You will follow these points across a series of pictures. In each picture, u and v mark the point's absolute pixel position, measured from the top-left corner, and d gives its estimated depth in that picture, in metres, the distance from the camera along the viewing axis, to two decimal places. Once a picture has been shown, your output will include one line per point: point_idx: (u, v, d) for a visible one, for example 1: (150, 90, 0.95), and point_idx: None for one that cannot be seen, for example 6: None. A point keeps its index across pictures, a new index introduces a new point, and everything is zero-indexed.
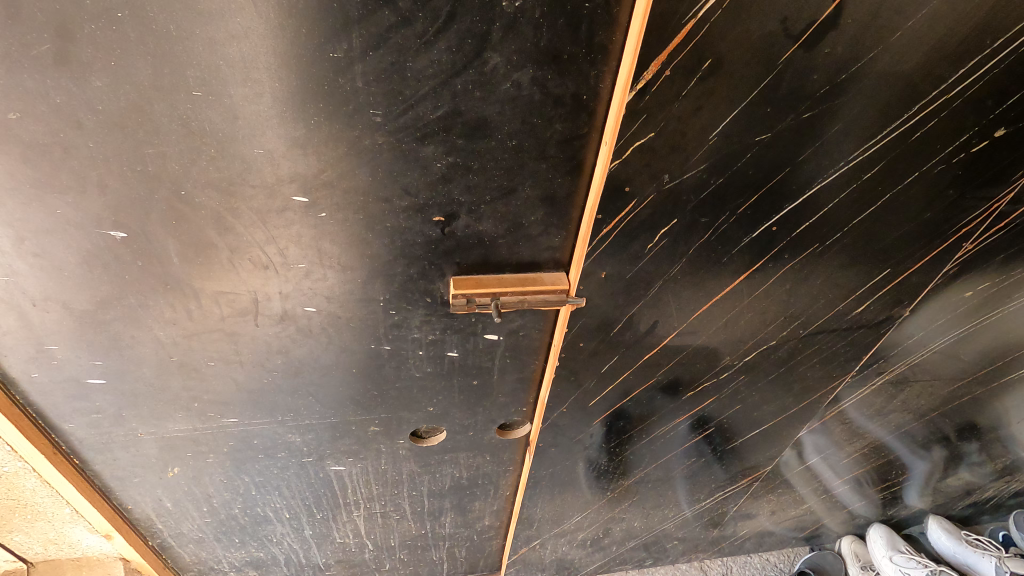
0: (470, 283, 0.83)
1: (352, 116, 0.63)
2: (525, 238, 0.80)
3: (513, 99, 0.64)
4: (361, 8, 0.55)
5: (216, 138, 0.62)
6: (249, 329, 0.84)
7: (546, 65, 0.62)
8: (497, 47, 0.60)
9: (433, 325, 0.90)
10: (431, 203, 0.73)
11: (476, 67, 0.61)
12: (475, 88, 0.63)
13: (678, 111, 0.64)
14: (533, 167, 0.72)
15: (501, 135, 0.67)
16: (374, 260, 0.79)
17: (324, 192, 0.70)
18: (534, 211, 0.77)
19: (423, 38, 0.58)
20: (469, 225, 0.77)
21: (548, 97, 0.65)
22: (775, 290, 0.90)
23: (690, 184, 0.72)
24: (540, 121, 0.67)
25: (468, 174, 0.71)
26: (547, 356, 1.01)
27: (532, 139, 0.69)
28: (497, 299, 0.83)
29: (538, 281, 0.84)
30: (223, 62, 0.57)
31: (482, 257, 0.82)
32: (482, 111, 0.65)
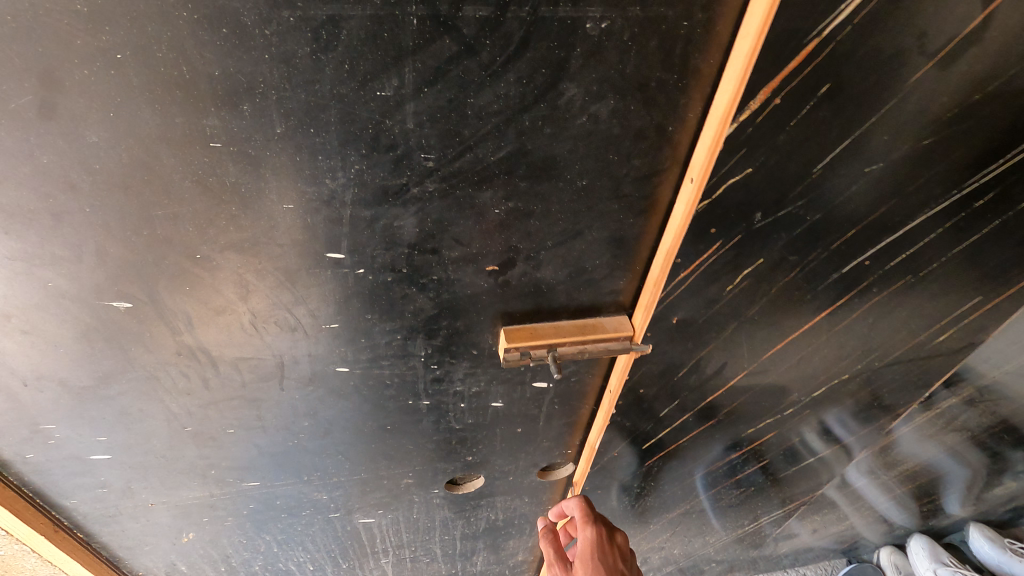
0: (524, 333, 0.73)
1: (400, 162, 0.53)
2: (587, 282, 0.71)
3: (588, 134, 0.54)
4: (416, 38, 0.45)
5: (238, 194, 0.52)
6: (273, 393, 0.74)
7: (630, 95, 0.52)
8: (575, 77, 0.50)
9: (478, 376, 0.81)
10: (484, 252, 0.63)
11: (548, 100, 0.51)
12: (545, 124, 0.53)
13: (784, 142, 0.55)
14: (603, 207, 0.62)
15: (570, 175, 0.58)
16: (417, 314, 0.69)
17: (362, 247, 0.60)
18: (600, 254, 0.67)
19: (488, 69, 0.48)
20: (526, 272, 0.67)
21: (629, 131, 0.55)
22: (857, 325, 0.81)
23: (783, 221, 0.63)
24: (616, 158, 0.57)
25: (529, 218, 0.61)
26: (598, 400, 0.92)
27: (605, 177, 0.59)
28: (556, 350, 0.74)
29: (599, 328, 0.75)
30: (247, 107, 0.46)
31: (537, 304, 0.72)
32: (551, 149, 0.55)
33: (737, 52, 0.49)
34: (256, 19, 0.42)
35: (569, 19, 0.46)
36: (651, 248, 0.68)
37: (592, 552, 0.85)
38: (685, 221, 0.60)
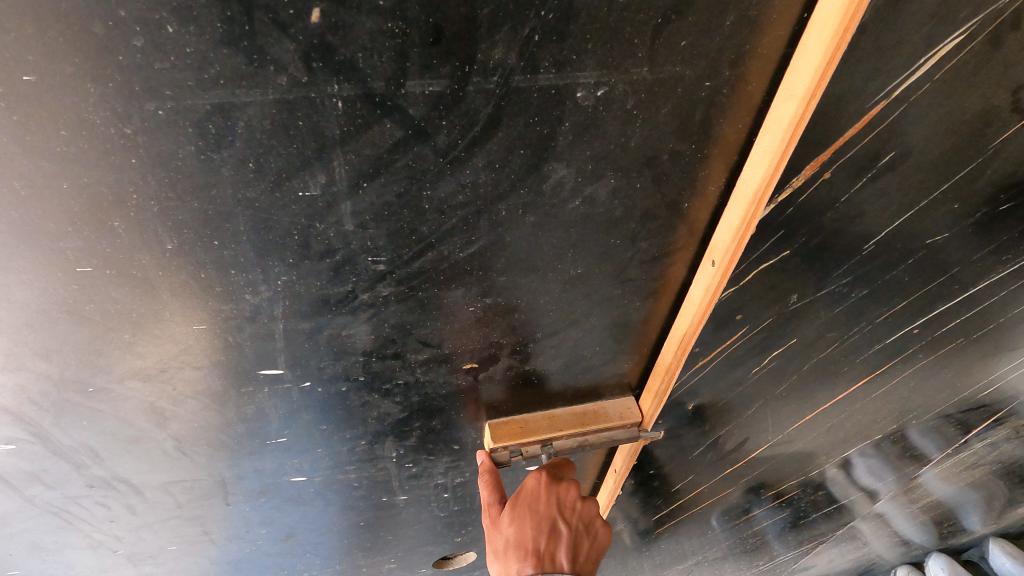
0: (512, 429, 0.62)
1: (341, 267, 0.41)
2: (585, 368, 0.59)
3: (582, 219, 0.42)
4: (344, 124, 0.32)
5: (130, 318, 0.40)
6: (217, 509, 0.62)
7: (634, 172, 0.40)
8: (564, 156, 0.38)
9: (462, 468, 0.69)
10: (461, 351, 0.51)
11: (530, 185, 0.39)
12: (528, 211, 0.41)
13: (830, 220, 0.43)
14: (605, 294, 0.50)
15: (562, 263, 0.46)
16: (383, 419, 0.57)
17: (306, 360, 0.47)
18: (601, 341, 0.56)
19: (447, 155, 0.36)
20: (512, 366, 0.55)
21: (633, 213, 0.43)
22: (898, 390, 0.70)
23: (823, 299, 0.51)
24: (618, 242, 0.45)
25: (512, 313, 0.49)
26: (601, 477, 0.81)
27: (605, 263, 0.47)
28: (550, 445, 0.62)
29: (600, 415, 0.63)
30: (118, 222, 0.34)
31: (527, 395, 0.61)
32: (537, 238, 0.43)
33: (776, 118, 0.37)
34: (108, 116, 0.29)
35: (552, 89, 0.34)
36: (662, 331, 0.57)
37: (524, 500, 0.60)
38: (705, 310, 0.49)
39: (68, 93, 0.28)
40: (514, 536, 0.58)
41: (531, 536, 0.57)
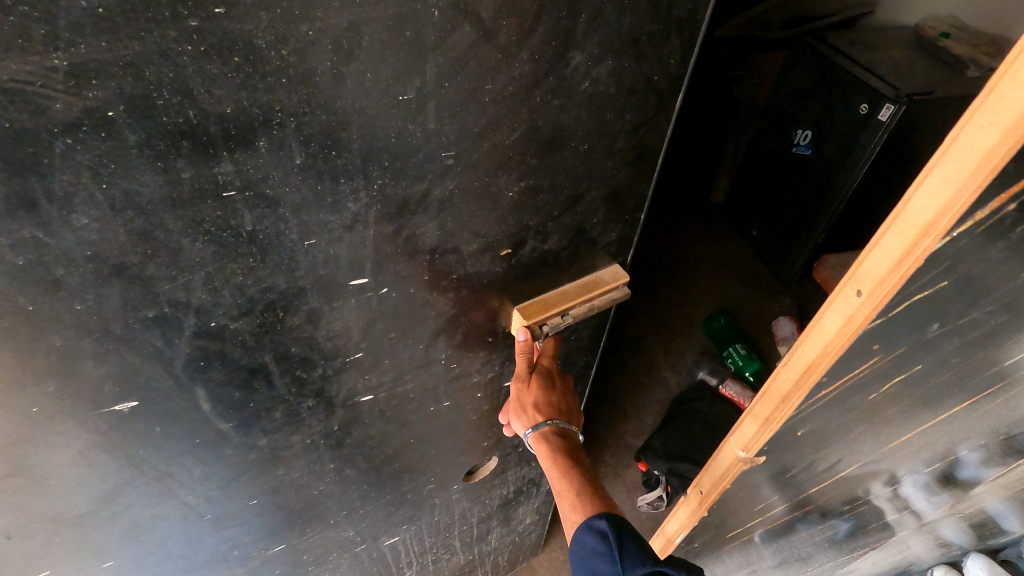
0: (538, 306, 0.74)
1: (422, 166, 0.50)
2: (587, 242, 0.72)
3: (590, 99, 0.55)
4: (436, 31, 0.42)
5: (257, 243, 0.46)
6: (296, 446, 0.68)
7: (624, 53, 0.53)
8: (580, 43, 0.49)
9: (493, 362, 0.80)
10: (500, 240, 0.63)
11: (558, 71, 0.50)
12: (554, 96, 0.52)
13: (990, 249, 0.51)
14: (603, 168, 0.64)
15: (574, 142, 0.58)
16: (438, 318, 0.66)
17: (385, 266, 0.56)
18: (597, 212, 0.69)
19: (504, 51, 0.46)
20: (535, 248, 0.67)
21: (624, 89, 0.56)
22: (999, 413, 0.76)
23: (962, 323, 0.61)
24: (612, 116, 0.58)
25: (537, 196, 0.61)
26: (596, 350, 0.96)
27: (603, 137, 0.60)
28: (568, 315, 0.76)
29: (599, 282, 0.77)
30: (263, 142, 0.40)
31: (545, 275, 0.73)
32: (558, 120, 0.55)
33: (965, 149, 0.42)
34: (272, 40, 0.36)
35: None
36: (638, 195, 0.72)
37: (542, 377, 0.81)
38: (857, 331, 0.56)
39: (246, 21, 0.35)
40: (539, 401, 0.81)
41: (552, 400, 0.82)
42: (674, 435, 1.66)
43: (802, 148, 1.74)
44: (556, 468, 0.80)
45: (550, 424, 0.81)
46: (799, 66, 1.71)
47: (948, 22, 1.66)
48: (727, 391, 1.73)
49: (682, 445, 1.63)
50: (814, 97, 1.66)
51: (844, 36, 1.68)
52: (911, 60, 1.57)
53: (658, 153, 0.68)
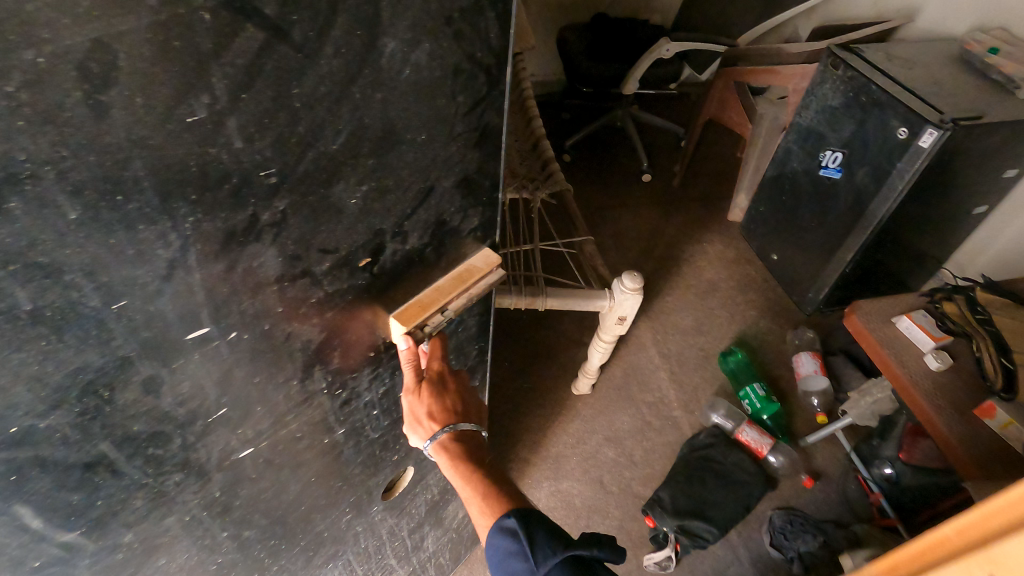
0: (418, 307, 0.70)
1: (240, 191, 0.43)
2: (449, 233, 0.70)
3: (415, 86, 0.51)
4: (213, 37, 0.36)
5: (47, 322, 0.38)
6: (174, 528, 0.60)
7: (441, 34, 0.50)
8: (389, 30, 0.45)
9: (382, 376, 0.76)
10: (354, 250, 0.58)
11: (371, 62, 0.46)
12: (374, 90, 0.48)
13: None
14: (447, 155, 0.61)
15: (410, 136, 0.55)
16: (307, 348, 0.61)
17: (227, 308, 0.49)
18: (453, 201, 0.67)
19: (304, 50, 0.41)
20: (397, 250, 0.64)
21: (451, 71, 0.53)
22: None
23: None
24: (444, 101, 0.55)
25: (384, 198, 0.57)
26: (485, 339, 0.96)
27: (439, 124, 0.57)
28: (449, 309, 0.72)
29: (472, 272, 0.74)
30: (17, 203, 0.33)
31: (414, 275, 0.70)
32: (384, 114, 0.51)
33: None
34: None
35: None
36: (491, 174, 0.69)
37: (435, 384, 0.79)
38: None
39: None
40: (436, 408, 0.78)
41: (449, 403, 0.80)
42: (684, 486, 1.60)
43: (831, 170, 1.68)
44: (460, 473, 0.79)
45: (450, 431, 0.78)
46: (827, 88, 1.63)
47: (995, 36, 1.66)
48: (744, 437, 1.69)
49: (693, 500, 1.57)
50: (846, 116, 1.59)
51: (881, 52, 1.62)
52: (950, 77, 1.51)
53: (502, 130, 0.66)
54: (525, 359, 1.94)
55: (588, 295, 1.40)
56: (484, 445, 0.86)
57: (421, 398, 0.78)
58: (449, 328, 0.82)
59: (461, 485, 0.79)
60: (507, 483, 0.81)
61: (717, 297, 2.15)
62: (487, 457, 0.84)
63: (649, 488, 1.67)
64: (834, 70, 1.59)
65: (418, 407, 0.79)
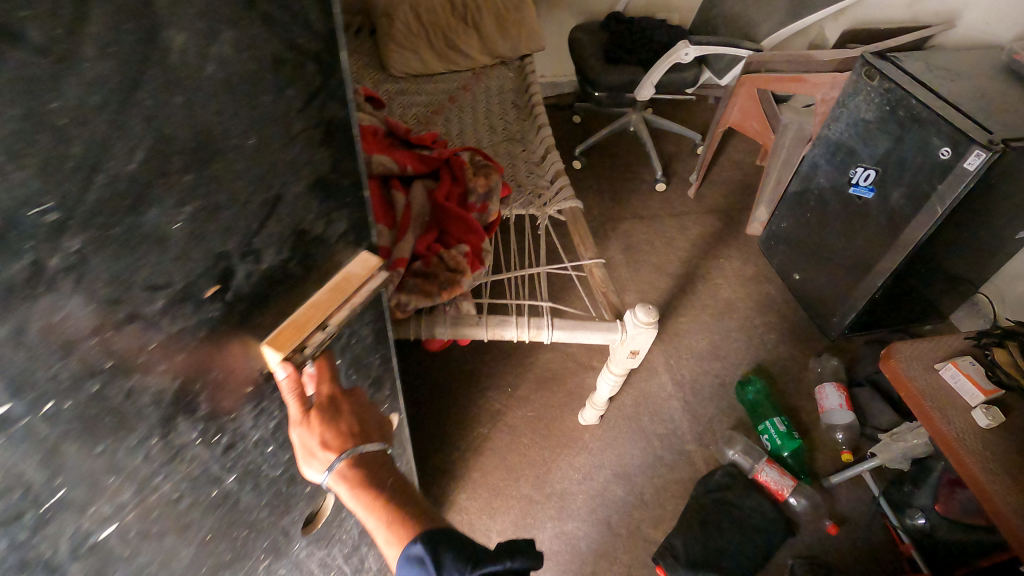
0: (293, 333, 0.68)
1: (7, 236, 0.35)
2: (314, 241, 0.66)
3: (229, 83, 0.45)
4: None
5: None
6: None
7: (247, 23, 0.44)
8: (174, 19, 0.38)
9: (269, 410, 0.73)
10: (194, 280, 0.52)
11: (158, 61, 0.39)
12: (173, 91, 0.41)
13: None
14: (293, 159, 0.56)
15: (238, 141, 0.48)
16: (161, 400, 0.54)
17: (30, 375, 0.40)
18: (311, 207, 0.62)
19: (51, 54, 0.33)
20: (251, 272, 0.59)
21: (271, 65, 0.48)
22: None
23: None
24: (271, 98, 0.50)
25: (223, 214, 0.51)
26: (386, 343, 0.97)
27: (274, 126, 0.52)
28: (330, 324, 0.70)
29: (349, 281, 0.74)
30: None
31: (284, 296, 0.66)
32: (195, 120, 0.44)
33: None
34: None
35: None
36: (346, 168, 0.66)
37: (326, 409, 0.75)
38: None
39: None
40: (332, 436, 0.75)
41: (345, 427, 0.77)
42: (699, 535, 1.55)
43: (862, 188, 1.82)
44: (365, 501, 0.78)
45: (348, 458, 0.75)
46: (860, 100, 1.78)
47: None
48: (764, 477, 1.66)
49: (706, 547, 1.52)
50: (881, 134, 1.72)
51: (920, 63, 1.73)
52: (996, 86, 1.62)
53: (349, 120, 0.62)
54: (526, 380, 1.93)
55: (599, 327, 1.43)
56: (391, 462, 0.84)
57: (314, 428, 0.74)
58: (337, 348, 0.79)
59: (370, 512, 0.78)
60: (412, 498, 0.83)
61: (734, 319, 2.18)
62: (389, 479, 0.82)
63: (662, 530, 1.64)
64: (871, 81, 1.72)
65: (314, 437, 0.74)
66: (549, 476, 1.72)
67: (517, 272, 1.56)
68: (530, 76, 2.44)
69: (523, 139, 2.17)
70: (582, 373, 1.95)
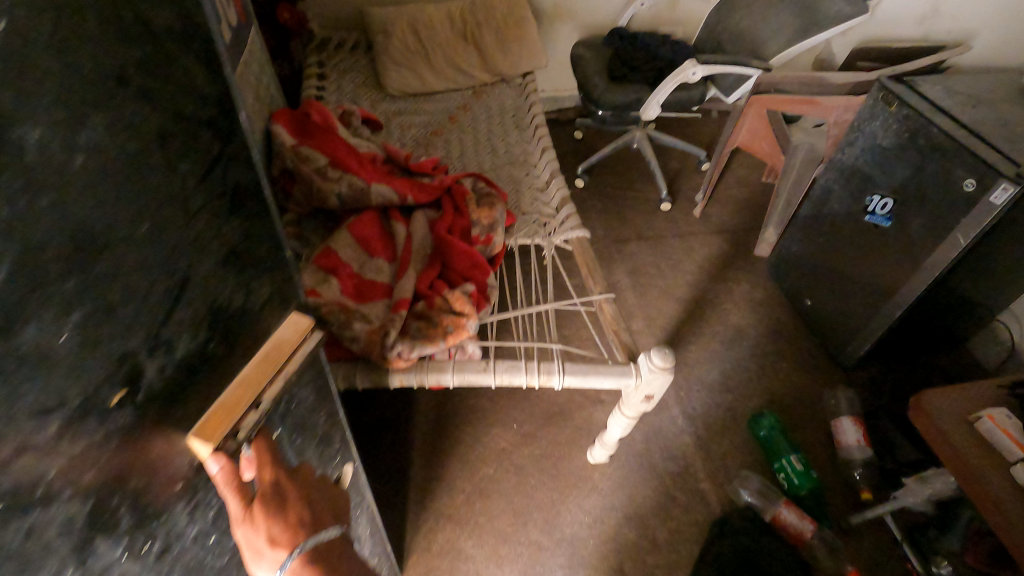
0: (223, 413, 0.60)
1: None
2: (238, 316, 0.62)
3: (107, 168, 0.43)
4: None
5: None
6: None
7: (115, 105, 0.42)
8: (25, 115, 0.36)
9: (208, 502, 0.65)
10: (93, 393, 0.47)
11: (10, 160, 0.36)
12: (36, 193, 0.38)
13: None
14: (195, 235, 0.53)
15: (128, 226, 0.46)
16: (71, 524, 0.47)
17: None
18: (227, 280, 0.59)
19: None
20: (164, 366, 0.53)
21: (152, 138, 0.45)
22: None
23: None
24: (163, 174, 0.48)
25: (118, 314, 0.47)
26: (330, 398, 0.89)
27: (171, 203, 0.49)
28: (263, 401, 0.64)
29: (280, 348, 0.68)
30: None
31: (204, 381, 0.59)
32: (70, 219, 0.41)
33: None
34: None
35: None
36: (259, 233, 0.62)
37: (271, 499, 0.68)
38: None
39: None
40: (281, 529, 0.68)
41: (292, 516, 0.71)
42: None
43: (878, 217, 1.76)
44: None
45: (300, 553, 0.71)
46: (877, 125, 1.72)
47: None
48: (785, 519, 1.58)
49: None
50: (900, 161, 1.66)
51: (940, 88, 1.66)
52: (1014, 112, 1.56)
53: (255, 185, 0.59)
54: (532, 417, 1.87)
55: (612, 371, 1.36)
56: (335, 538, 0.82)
57: (261, 524, 0.66)
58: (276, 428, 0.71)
59: None
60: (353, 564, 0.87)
61: (746, 346, 2.12)
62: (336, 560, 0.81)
63: None
64: (890, 107, 1.66)
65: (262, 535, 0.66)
66: (557, 521, 1.65)
67: (524, 312, 1.52)
68: (533, 95, 2.38)
69: (526, 162, 2.10)
70: (592, 409, 1.89)
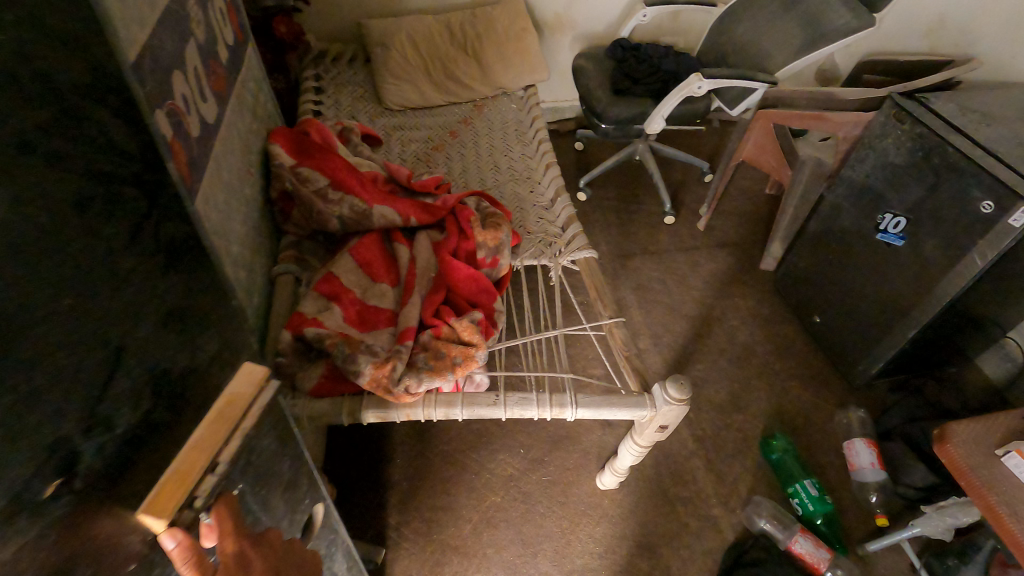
0: (181, 482, 0.55)
1: None
2: (182, 376, 0.58)
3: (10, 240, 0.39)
4: None
5: None
6: None
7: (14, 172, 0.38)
8: None
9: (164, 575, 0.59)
10: (24, 485, 0.42)
11: None
12: None
13: None
14: (120, 297, 0.49)
15: (44, 301, 0.42)
16: None
17: None
18: (167, 340, 0.55)
19: None
20: (102, 444, 0.48)
21: (42, 200, 0.40)
22: None
23: None
24: (81, 237, 0.44)
25: (42, 397, 0.42)
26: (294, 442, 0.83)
27: (92, 267, 0.46)
28: (221, 462, 0.60)
29: (234, 404, 0.63)
30: None
31: (151, 452, 0.54)
32: None
33: None
34: None
35: None
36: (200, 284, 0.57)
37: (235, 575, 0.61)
38: None
39: None
40: None
41: None
42: None
43: (890, 235, 1.73)
44: None
45: None
46: (889, 142, 1.69)
47: None
48: (798, 549, 1.54)
49: None
50: (912, 179, 1.63)
51: (952, 105, 1.63)
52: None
53: (179, 231, 0.55)
54: (539, 441, 1.82)
55: (625, 403, 1.32)
56: None
57: None
58: (239, 487, 0.67)
59: None
60: None
61: (754, 364, 2.09)
62: None
63: None
64: (902, 125, 1.63)
65: None
66: (567, 551, 1.61)
67: (532, 338, 1.47)
68: (535, 109, 2.35)
69: (530, 179, 2.05)
70: (601, 432, 1.84)
